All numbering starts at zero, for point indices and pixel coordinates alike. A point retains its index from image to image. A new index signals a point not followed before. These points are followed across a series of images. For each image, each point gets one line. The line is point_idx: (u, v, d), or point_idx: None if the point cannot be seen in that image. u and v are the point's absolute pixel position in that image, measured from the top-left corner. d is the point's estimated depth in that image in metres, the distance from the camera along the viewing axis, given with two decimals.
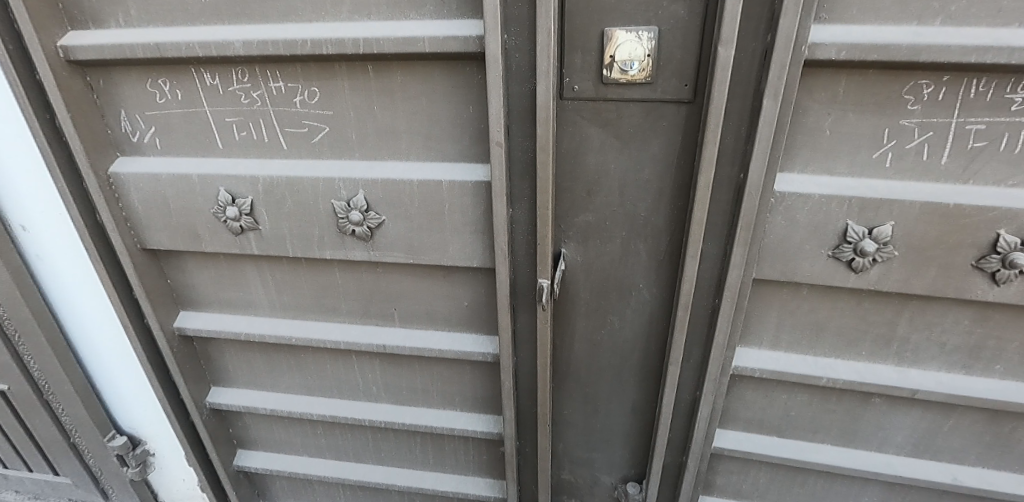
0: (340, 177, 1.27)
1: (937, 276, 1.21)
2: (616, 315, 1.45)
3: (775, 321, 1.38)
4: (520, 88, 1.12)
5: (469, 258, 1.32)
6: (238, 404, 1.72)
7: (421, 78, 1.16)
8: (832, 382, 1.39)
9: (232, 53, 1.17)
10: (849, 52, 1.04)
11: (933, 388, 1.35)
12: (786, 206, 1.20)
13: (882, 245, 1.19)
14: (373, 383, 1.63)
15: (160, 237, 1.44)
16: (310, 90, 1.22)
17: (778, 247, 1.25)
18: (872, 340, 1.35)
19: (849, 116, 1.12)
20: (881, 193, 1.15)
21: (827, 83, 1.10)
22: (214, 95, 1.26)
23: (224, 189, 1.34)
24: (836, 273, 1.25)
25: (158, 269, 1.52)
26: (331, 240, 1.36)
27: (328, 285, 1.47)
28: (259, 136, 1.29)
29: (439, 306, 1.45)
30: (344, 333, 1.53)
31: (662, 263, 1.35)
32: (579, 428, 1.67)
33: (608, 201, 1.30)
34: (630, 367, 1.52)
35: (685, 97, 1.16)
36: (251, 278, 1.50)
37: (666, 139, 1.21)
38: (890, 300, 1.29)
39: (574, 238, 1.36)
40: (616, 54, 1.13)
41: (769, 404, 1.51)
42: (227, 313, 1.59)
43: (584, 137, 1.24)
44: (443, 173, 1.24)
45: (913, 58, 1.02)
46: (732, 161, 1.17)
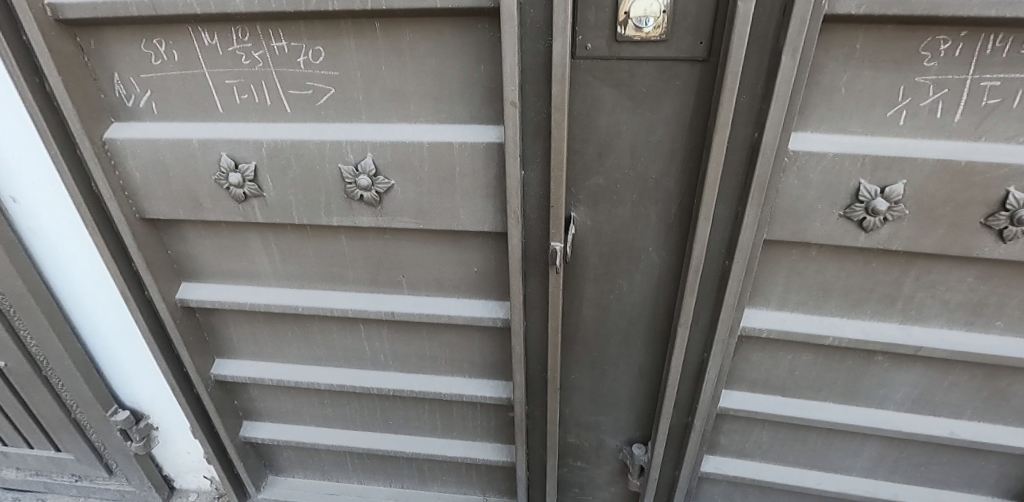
0: (348, 140, 1.23)
1: (946, 234, 1.22)
2: (625, 278, 1.47)
3: (783, 282, 1.39)
4: (534, 45, 1.09)
5: (479, 222, 1.30)
6: (243, 375, 1.71)
7: (431, 36, 1.13)
8: (838, 341, 1.42)
9: (233, 10, 1.12)
10: (870, 6, 1.02)
11: (936, 345, 1.38)
12: (800, 165, 1.19)
13: (894, 204, 1.19)
14: (381, 352, 1.62)
15: (159, 206, 1.40)
16: (314, 50, 1.18)
17: (791, 207, 1.25)
18: (878, 299, 1.37)
19: (864, 74, 1.11)
20: (894, 151, 1.15)
21: (845, 39, 1.09)
22: (213, 56, 1.21)
23: (227, 154, 1.30)
24: (847, 233, 1.25)
25: (158, 239, 1.49)
26: (338, 207, 1.33)
27: (335, 253, 1.44)
28: (262, 98, 1.25)
29: (448, 272, 1.43)
30: (352, 302, 1.51)
31: (672, 226, 1.36)
32: (586, 392, 1.70)
33: (619, 163, 1.30)
34: (638, 329, 1.54)
35: (700, 56, 1.15)
36: (255, 247, 1.47)
37: (680, 100, 1.20)
38: (897, 259, 1.30)
39: (584, 201, 1.36)
40: (631, 11, 1.11)
41: (775, 365, 1.53)
42: (230, 284, 1.56)
43: (596, 97, 1.23)
44: (454, 135, 1.21)
45: (933, 12, 1.01)
46: (746, 122, 1.16)
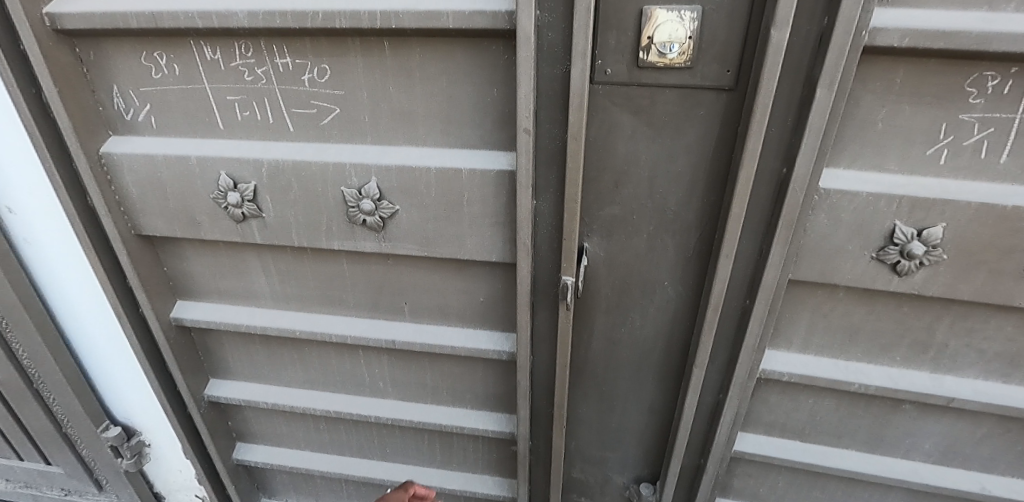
0: (351, 163, 1.17)
1: (986, 282, 1.14)
2: (638, 312, 1.39)
3: (807, 324, 1.31)
4: (551, 70, 1.03)
5: (487, 252, 1.23)
6: (238, 397, 1.64)
7: (442, 57, 1.07)
8: (864, 388, 1.33)
9: (236, 25, 1.07)
10: (913, 39, 0.95)
11: (970, 397, 1.29)
12: (830, 203, 1.12)
13: (931, 248, 1.11)
14: (381, 379, 1.55)
15: (155, 223, 1.35)
16: (319, 67, 1.12)
17: (819, 247, 1.17)
18: (908, 345, 1.29)
19: (903, 109, 1.04)
20: (933, 193, 1.08)
21: (885, 72, 1.01)
22: (215, 71, 1.16)
23: (226, 174, 1.24)
24: (878, 276, 1.18)
25: (154, 256, 1.43)
26: (339, 230, 1.27)
27: (336, 277, 1.38)
28: (264, 116, 1.19)
29: (453, 301, 1.37)
30: (351, 327, 1.45)
31: (690, 261, 1.29)
32: (593, 426, 1.62)
33: (636, 193, 1.23)
34: (651, 365, 1.47)
35: (726, 85, 1.08)
36: (253, 268, 1.42)
37: (703, 130, 1.13)
38: (931, 305, 1.22)
39: (598, 231, 1.29)
40: (654, 36, 1.04)
41: (794, 409, 1.45)
42: (227, 304, 1.51)
43: (615, 124, 1.16)
44: (463, 161, 1.15)
45: (983, 46, 0.93)
46: (775, 156, 1.09)
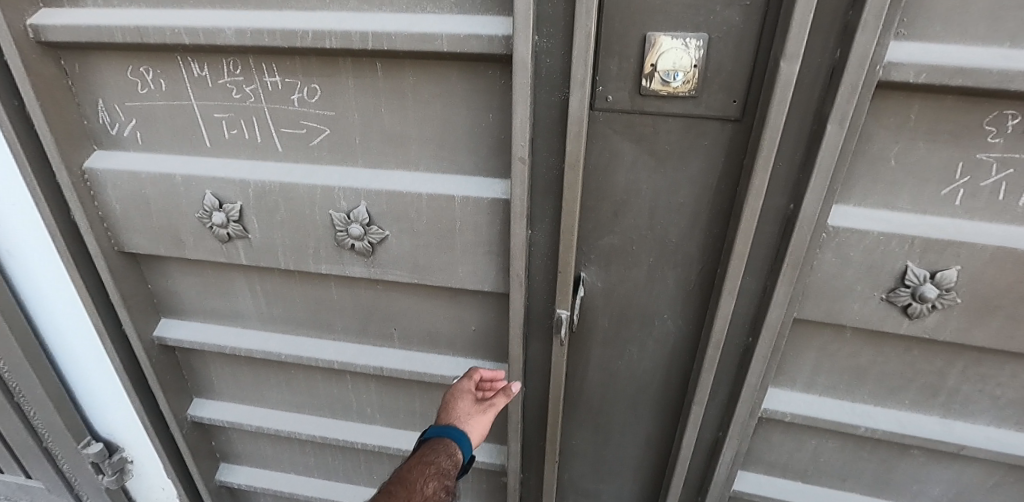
0: (340, 186, 1.13)
1: (1002, 328, 1.08)
2: (636, 345, 1.34)
3: (812, 363, 1.25)
4: (549, 97, 0.99)
5: (479, 281, 1.19)
6: (222, 419, 1.60)
7: (436, 80, 1.03)
8: (870, 432, 1.27)
9: (223, 42, 1.03)
10: (930, 75, 0.90)
11: (982, 445, 1.23)
12: (839, 242, 1.07)
13: (944, 291, 1.06)
14: (368, 405, 1.50)
15: (139, 241, 1.31)
16: (309, 87, 1.08)
17: (826, 285, 1.12)
18: (917, 389, 1.23)
19: (918, 147, 0.99)
20: (947, 234, 1.02)
21: (899, 108, 0.96)
22: (202, 88, 1.12)
23: (211, 193, 1.20)
24: (888, 318, 1.12)
25: (137, 273, 1.39)
26: (327, 254, 1.23)
27: (323, 300, 1.34)
28: (251, 135, 1.15)
29: (444, 328, 1.32)
30: (339, 352, 1.40)
31: (691, 294, 1.24)
32: (588, 459, 1.56)
33: (636, 223, 1.18)
34: (648, 399, 1.41)
35: (732, 115, 1.03)
36: (239, 288, 1.37)
37: (708, 160, 1.08)
38: (942, 348, 1.16)
39: (596, 261, 1.24)
40: (658, 63, 0.99)
41: (797, 449, 1.39)
42: (212, 323, 1.46)
43: (615, 153, 1.11)
44: (455, 188, 1.10)
45: (1004, 85, 0.88)
46: (782, 191, 1.04)
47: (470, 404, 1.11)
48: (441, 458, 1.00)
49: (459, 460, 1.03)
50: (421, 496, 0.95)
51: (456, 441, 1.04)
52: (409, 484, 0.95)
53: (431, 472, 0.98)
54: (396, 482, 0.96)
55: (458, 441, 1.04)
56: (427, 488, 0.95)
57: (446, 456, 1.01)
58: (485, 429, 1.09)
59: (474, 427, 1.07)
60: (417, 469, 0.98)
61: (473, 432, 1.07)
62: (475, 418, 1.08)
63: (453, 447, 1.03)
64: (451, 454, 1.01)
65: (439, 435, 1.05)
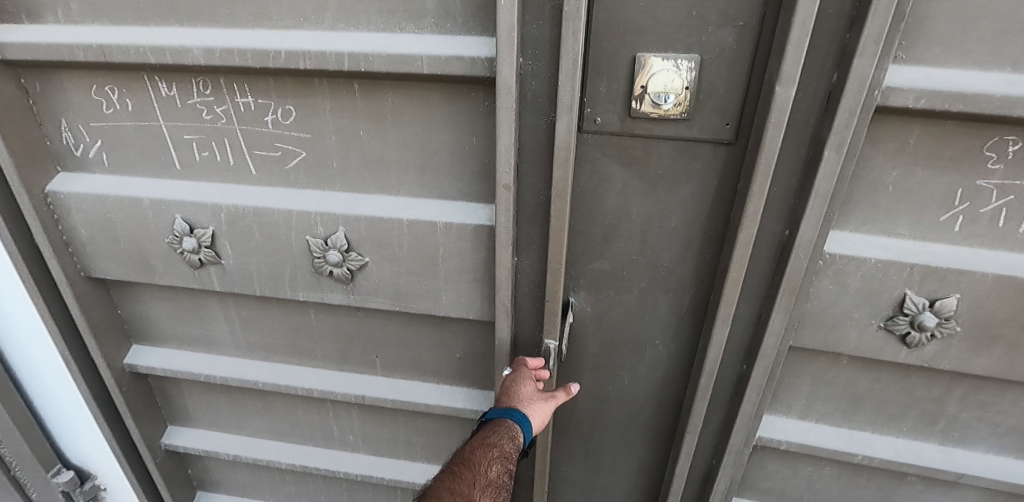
0: (317, 212, 1.08)
1: (1002, 356, 1.05)
2: (627, 371, 1.29)
3: (808, 390, 1.22)
4: (534, 122, 0.94)
5: (464, 309, 1.14)
6: (197, 447, 1.53)
7: (417, 102, 0.98)
8: (868, 461, 1.24)
9: (191, 61, 0.97)
10: (930, 100, 0.86)
11: (982, 474, 1.19)
12: (836, 269, 1.03)
13: (944, 320, 1.03)
14: (351, 432, 1.44)
15: (106, 266, 1.25)
16: (284, 108, 1.03)
17: (822, 313, 1.08)
18: (915, 416, 1.20)
19: (917, 172, 0.96)
20: (947, 262, 0.99)
21: (897, 133, 0.93)
22: (171, 108, 1.07)
23: (181, 218, 1.15)
24: (886, 346, 1.09)
25: (106, 298, 1.33)
26: (304, 281, 1.17)
27: (302, 327, 1.28)
28: (224, 157, 1.10)
29: (428, 356, 1.27)
30: (319, 380, 1.34)
31: (683, 320, 1.19)
32: (578, 486, 1.51)
33: (627, 248, 1.13)
34: (640, 426, 1.37)
35: (725, 138, 0.98)
36: (213, 314, 1.31)
37: (700, 184, 1.04)
38: (941, 376, 1.13)
39: (585, 286, 1.20)
40: (648, 85, 0.95)
41: (792, 476, 1.35)
42: (186, 349, 1.40)
43: (604, 176, 1.06)
44: (438, 213, 1.05)
45: (1006, 112, 0.85)
46: (778, 217, 1.00)
47: (531, 388, 1.11)
48: (505, 440, 1.02)
49: (520, 443, 1.05)
50: (485, 477, 1.01)
51: (519, 424, 1.05)
52: (474, 465, 1.01)
53: (494, 455, 1.03)
54: (462, 463, 1.02)
55: (520, 424, 1.05)
56: (490, 471, 1.01)
57: (509, 439, 1.03)
58: (545, 413, 1.11)
59: (535, 412, 1.08)
60: (481, 450, 1.03)
61: (535, 416, 1.08)
62: (536, 403, 1.09)
63: (516, 430, 1.04)
64: (514, 438, 1.03)
65: (502, 417, 1.06)
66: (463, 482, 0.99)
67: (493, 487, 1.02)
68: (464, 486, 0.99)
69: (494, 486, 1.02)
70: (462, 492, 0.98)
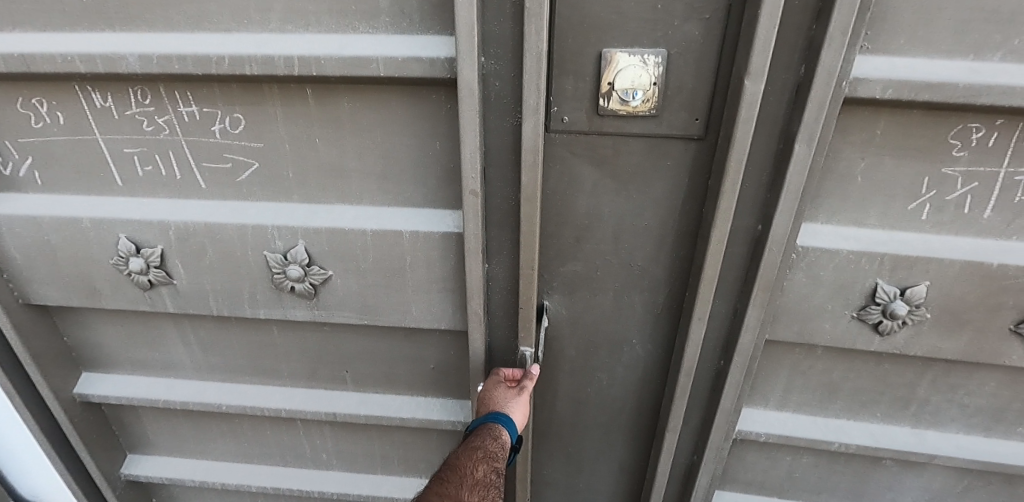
0: (273, 225, 1.02)
1: (971, 340, 1.07)
2: (605, 372, 1.27)
3: (785, 381, 1.22)
4: (500, 124, 0.90)
5: (435, 319, 1.10)
6: (160, 475, 1.46)
7: (375, 107, 0.93)
8: (844, 448, 1.25)
9: (126, 70, 0.90)
10: (897, 90, 0.86)
11: (953, 454, 1.22)
12: (809, 262, 1.03)
13: (914, 307, 1.04)
14: (324, 450, 1.39)
15: (47, 291, 1.16)
16: (232, 117, 0.96)
17: (797, 306, 1.08)
18: (889, 401, 1.21)
19: (884, 162, 0.95)
20: (917, 250, 0.99)
21: (864, 123, 0.92)
22: (108, 120, 0.99)
23: (126, 237, 1.07)
24: (859, 335, 1.09)
25: (50, 325, 1.24)
26: (265, 297, 1.11)
27: (266, 345, 1.22)
28: (169, 171, 1.03)
29: (400, 368, 1.22)
30: (286, 399, 1.28)
31: (660, 318, 1.18)
32: (561, 488, 1.49)
33: (600, 249, 1.11)
34: (620, 426, 1.35)
35: (695, 134, 0.96)
36: (169, 336, 1.24)
37: (672, 181, 1.02)
38: (912, 361, 1.14)
39: (559, 289, 1.17)
40: (615, 82, 0.92)
41: (772, 466, 1.36)
42: (142, 375, 1.32)
43: (574, 176, 1.03)
44: (403, 222, 1.01)
45: (969, 100, 0.85)
46: (750, 211, 0.99)
47: (506, 389, 1.09)
48: (488, 440, 1.01)
49: (506, 442, 1.03)
50: (473, 477, 0.97)
51: (501, 425, 1.03)
52: (460, 467, 0.97)
53: (479, 456, 1.00)
54: (447, 469, 0.99)
55: (504, 425, 1.04)
56: (477, 470, 0.98)
57: (492, 439, 1.01)
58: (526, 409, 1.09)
59: (514, 408, 1.06)
60: (466, 454, 1.00)
61: (516, 411, 1.06)
62: (514, 400, 1.07)
63: (499, 431, 1.03)
64: (498, 437, 1.02)
65: (482, 423, 1.04)
66: (451, 484, 0.95)
67: (482, 487, 0.97)
68: (452, 488, 0.95)
69: (484, 486, 0.97)
70: (451, 495, 0.93)
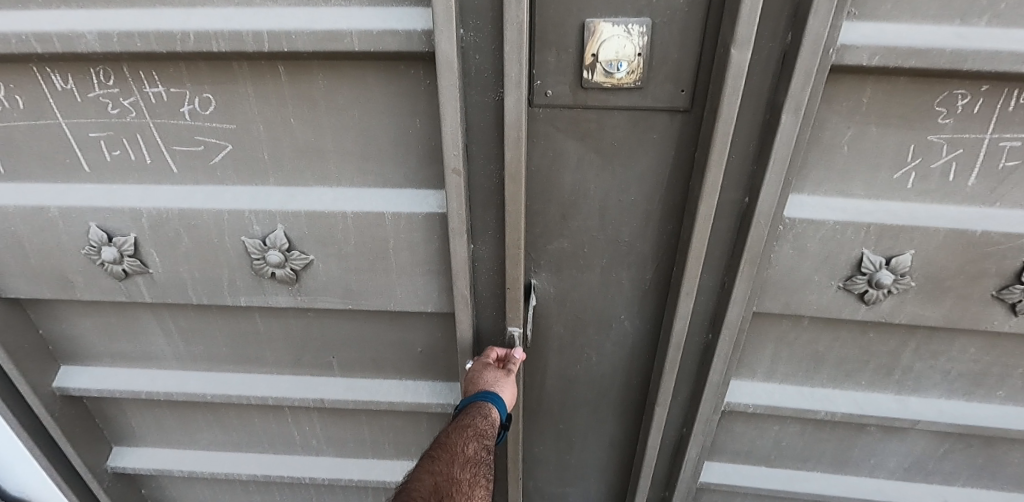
0: (250, 210, 0.99)
1: (953, 307, 1.08)
2: (594, 349, 1.27)
3: (772, 352, 1.23)
4: (481, 99, 0.87)
5: (421, 302, 1.08)
6: (147, 467, 1.44)
7: (351, 84, 0.89)
8: (830, 416, 1.27)
9: (86, 49, 0.85)
10: (884, 57, 0.85)
11: (935, 418, 1.24)
12: (796, 233, 1.02)
13: (899, 276, 1.04)
14: (313, 436, 1.38)
15: (18, 283, 1.11)
16: (201, 97, 0.92)
17: (784, 278, 1.08)
18: (873, 370, 1.23)
19: (870, 131, 0.94)
20: (902, 219, 0.99)
21: (851, 92, 0.91)
22: (70, 103, 0.94)
23: (97, 225, 1.03)
24: (845, 305, 1.10)
25: (23, 318, 1.20)
26: (245, 284, 1.09)
27: (249, 333, 1.20)
28: (138, 155, 0.98)
29: (387, 353, 1.21)
30: (272, 387, 1.27)
31: (647, 294, 1.17)
32: (553, 464, 1.51)
33: (587, 225, 1.09)
34: (610, 401, 1.36)
35: (681, 106, 0.94)
36: (148, 326, 1.21)
37: (657, 155, 1.00)
38: (897, 329, 1.16)
39: (546, 267, 1.15)
40: (599, 53, 0.89)
41: (760, 436, 1.38)
42: (123, 366, 1.29)
43: (559, 152, 1.01)
44: (385, 204, 0.98)
45: (956, 65, 0.84)
46: (737, 184, 0.98)
47: (495, 370, 1.09)
48: (478, 418, 1.00)
49: (495, 420, 1.03)
50: (463, 456, 0.96)
51: (490, 402, 1.03)
52: (450, 445, 0.97)
53: (468, 435, 0.99)
54: (438, 447, 0.98)
55: (493, 403, 1.03)
56: (467, 448, 0.97)
57: (482, 417, 1.01)
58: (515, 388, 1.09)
59: (503, 387, 1.06)
60: (455, 432, 1.00)
61: (505, 390, 1.06)
62: (503, 379, 1.06)
63: (488, 409, 1.02)
64: (487, 415, 1.01)
65: (471, 402, 1.04)
66: (442, 464, 0.94)
67: (473, 464, 0.97)
68: (442, 467, 0.94)
69: (474, 464, 0.97)
70: (442, 474, 0.93)
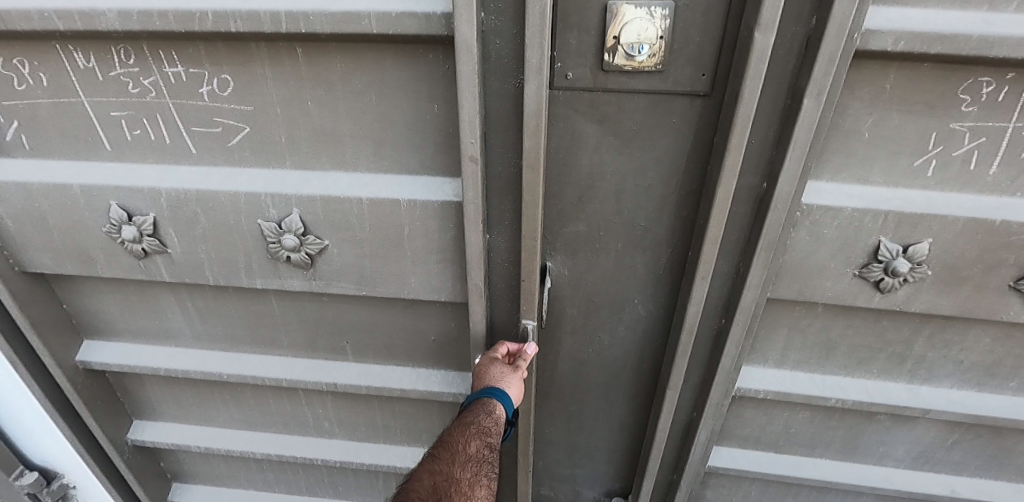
0: (267, 193, 1.00)
1: (969, 297, 1.08)
2: (606, 333, 1.28)
3: (784, 339, 1.23)
4: (501, 83, 0.87)
5: (435, 286, 1.08)
6: (165, 442, 1.47)
7: (370, 67, 0.89)
8: (841, 403, 1.28)
9: (107, 28, 0.85)
10: (910, 43, 0.83)
11: (945, 407, 1.25)
12: (813, 220, 1.02)
13: (916, 264, 1.04)
14: (326, 417, 1.40)
15: (41, 259, 1.13)
16: (220, 78, 0.92)
17: (799, 264, 1.08)
18: (885, 358, 1.23)
19: (892, 118, 0.93)
20: (921, 207, 0.99)
21: (874, 78, 0.90)
22: (91, 82, 0.95)
23: (116, 205, 1.04)
24: (860, 293, 1.10)
25: (48, 292, 1.22)
26: (261, 267, 1.10)
27: (265, 315, 1.21)
28: (158, 135, 0.99)
29: (399, 338, 1.22)
30: (287, 370, 1.28)
31: (661, 278, 1.17)
32: (562, 446, 1.53)
33: (603, 209, 1.09)
34: (621, 385, 1.37)
35: (701, 90, 0.94)
36: (167, 304, 1.22)
37: (676, 139, 1.00)
38: (911, 317, 1.15)
39: (562, 250, 1.16)
40: (621, 36, 0.89)
41: (769, 422, 1.39)
42: (143, 343, 1.31)
43: (577, 135, 1.01)
44: (400, 192, 0.98)
45: (982, 52, 0.83)
46: (755, 170, 0.98)
47: (502, 365, 1.09)
48: (481, 416, 1.02)
49: (500, 418, 1.04)
50: (464, 454, 0.99)
51: (495, 398, 1.04)
52: (452, 444, 0.99)
53: (471, 433, 1.01)
54: (440, 446, 1.01)
55: (499, 399, 1.04)
56: (469, 446, 0.99)
57: (485, 415, 1.02)
58: (521, 385, 1.08)
59: (510, 382, 1.06)
60: (457, 430, 1.02)
61: (512, 386, 1.05)
62: (509, 375, 1.06)
63: (493, 406, 1.03)
64: (491, 413, 1.02)
65: (478, 397, 1.05)
66: (443, 462, 0.97)
67: (475, 463, 1.00)
68: (443, 465, 0.97)
69: (475, 462, 0.99)
70: (443, 472, 0.95)
